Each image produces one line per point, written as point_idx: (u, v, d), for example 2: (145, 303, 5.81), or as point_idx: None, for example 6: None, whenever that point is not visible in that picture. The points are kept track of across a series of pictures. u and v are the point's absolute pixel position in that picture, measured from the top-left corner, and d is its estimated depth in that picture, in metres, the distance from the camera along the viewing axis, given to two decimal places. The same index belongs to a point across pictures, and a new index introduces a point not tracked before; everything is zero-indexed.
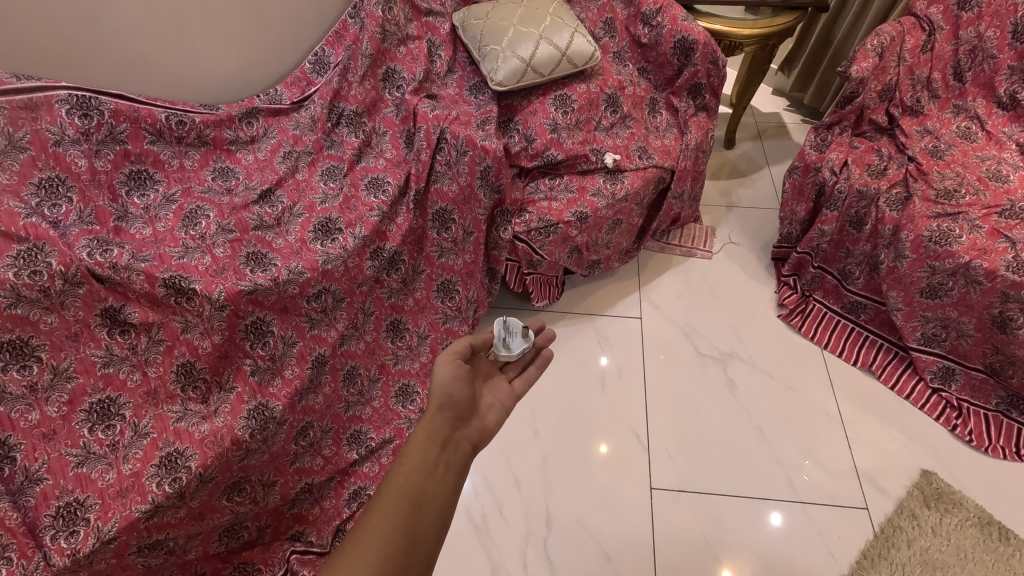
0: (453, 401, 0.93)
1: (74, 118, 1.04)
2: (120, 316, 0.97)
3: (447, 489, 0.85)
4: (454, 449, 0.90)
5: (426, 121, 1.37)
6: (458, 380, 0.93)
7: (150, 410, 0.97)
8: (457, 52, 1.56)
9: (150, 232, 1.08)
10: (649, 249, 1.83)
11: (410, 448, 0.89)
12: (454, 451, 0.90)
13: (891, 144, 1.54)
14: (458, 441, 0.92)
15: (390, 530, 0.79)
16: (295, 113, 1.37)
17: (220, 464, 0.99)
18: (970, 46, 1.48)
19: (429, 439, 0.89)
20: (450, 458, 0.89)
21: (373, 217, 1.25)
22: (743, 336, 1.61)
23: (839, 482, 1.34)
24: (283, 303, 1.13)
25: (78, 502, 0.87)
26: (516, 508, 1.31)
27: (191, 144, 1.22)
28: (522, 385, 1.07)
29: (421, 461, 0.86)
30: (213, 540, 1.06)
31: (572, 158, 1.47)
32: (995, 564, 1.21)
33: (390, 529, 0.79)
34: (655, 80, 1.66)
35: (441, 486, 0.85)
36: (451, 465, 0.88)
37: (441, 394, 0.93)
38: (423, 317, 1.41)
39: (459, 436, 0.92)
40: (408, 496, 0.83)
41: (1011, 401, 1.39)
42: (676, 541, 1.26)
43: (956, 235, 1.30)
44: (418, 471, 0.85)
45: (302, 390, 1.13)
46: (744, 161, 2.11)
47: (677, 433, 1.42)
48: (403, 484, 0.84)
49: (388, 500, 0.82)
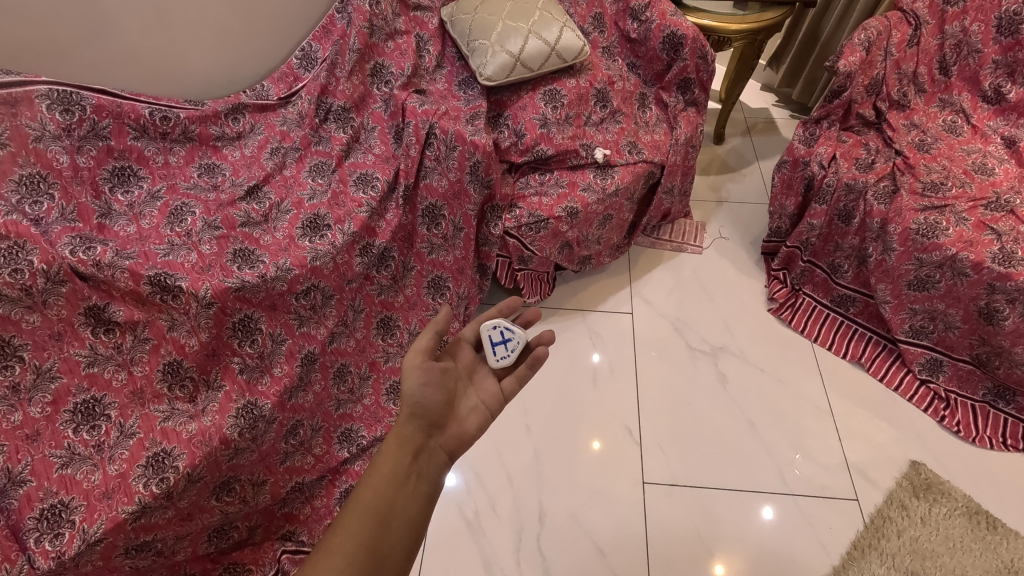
0: (425, 409, 0.86)
1: (55, 114, 1.02)
2: (104, 315, 0.96)
3: (417, 501, 0.80)
4: (428, 459, 0.84)
5: (414, 116, 1.36)
6: (428, 386, 0.86)
7: (136, 410, 0.95)
8: (446, 47, 1.55)
9: (135, 229, 1.06)
10: (639, 244, 1.83)
11: (380, 459, 0.83)
12: (428, 461, 0.84)
13: (878, 138, 1.55)
14: (433, 450, 0.85)
15: (353, 547, 0.74)
16: (282, 108, 1.35)
17: (209, 464, 0.98)
18: (955, 40, 1.50)
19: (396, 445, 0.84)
20: (423, 468, 0.83)
21: (362, 213, 1.24)
22: (734, 330, 1.61)
23: (829, 475, 1.35)
24: (271, 300, 1.11)
25: (62, 504, 0.85)
26: (508, 504, 1.31)
27: (175, 140, 1.20)
28: (515, 387, 0.97)
29: (377, 478, 0.80)
30: (203, 541, 1.04)
31: (562, 153, 1.46)
32: (983, 553, 1.23)
33: (351, 548, 0.74)
34: (645, 75, 1.66)
35: (412, 499, 0.80)
36: (426, 476, 0.83)
37: None
38: (414, 314, 1.40)
39: (434, 444, 0.86)
40: (362, 512, 0.77)
41: (997, 392, 1.40)
42: (669, 536, 1.26)
43: (943, 228, 1.31)
44: (375, 488, 0.79)
45: (291, 388, 1.12)
46: (733, 157, 2.11)
47: (668, 428, 1.42)
48: (354, 513, 0.77)
49: (353, 515, 0.77)
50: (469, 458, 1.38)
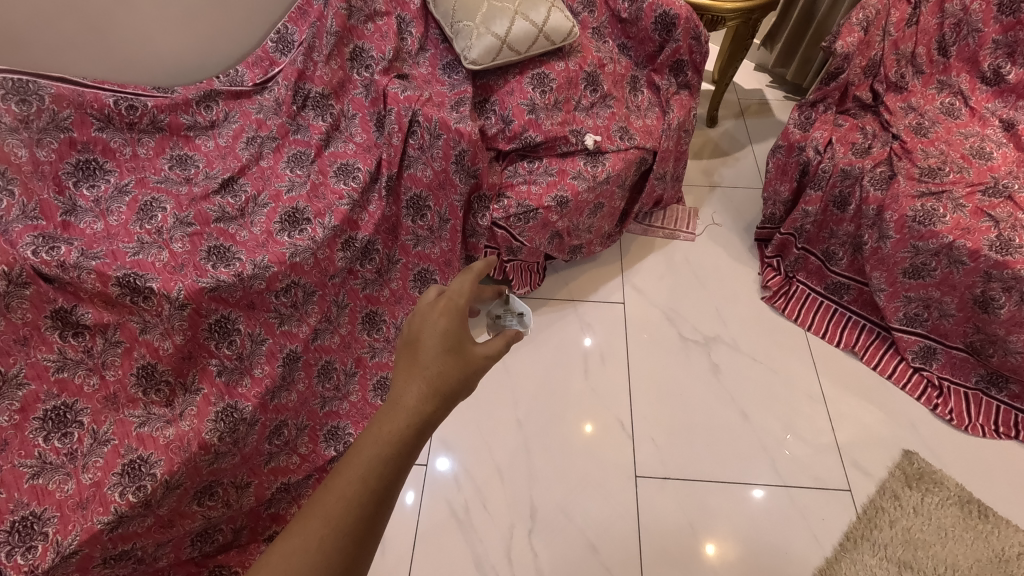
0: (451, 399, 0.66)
1: (10, 104, 0.96)
2: (72, 317, 0.91)
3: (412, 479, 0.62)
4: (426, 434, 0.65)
5: (396, 103, 1.30)
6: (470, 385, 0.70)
7: (110, 416, 0.91)
8: (430, 28, 1.47)
9: (102, 226, 1.01)
10: (631, 232, 1.80)
11: (385, 419, 0.62)
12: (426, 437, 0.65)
13: (875, 121, 1.51)
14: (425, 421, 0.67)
15: (334, 533, 0.56)
16: (258, 95, 1.30)
17: (188, 470, 0.95)
18: (955, 20, 1.45)
19: (406, 427, 0.61)
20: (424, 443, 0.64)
21: (343, 205, 1.20)
22: (727, 318, 1.59)
23: (821, 464, 1.34)
24: (249, 298, 1.07)
25: (34, 515, 0.82)
26: (498, 499, 1.29)
27: (144, 130, 1.14)
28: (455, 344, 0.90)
29: (375, 479, 0.59)
30: (186, 546, 1.00)
31: (551, 139, 1.42)
32: (975, 542, 1.23)
33: (335, 535, 0.56)
34: (636, 57, 1.60)
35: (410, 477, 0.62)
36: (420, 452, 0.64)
37: (411, 342, 0.68)
38: (401, 308, 1.36)
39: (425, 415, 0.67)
40: (343, 527, 0.57)
41: (990, 378, 1.39)
42: (659, 529, 1.25)
43: (940, 215, 1.28)
44: (371, 494, 0.58)
45: (274, 389, 1.09)
46: (726, 140, 2.07)
47: (661, 419, 1.41)
48: (331, 528, 0.56)
49: (336, 495, 0.57)
50: (459, 452, 1.36)
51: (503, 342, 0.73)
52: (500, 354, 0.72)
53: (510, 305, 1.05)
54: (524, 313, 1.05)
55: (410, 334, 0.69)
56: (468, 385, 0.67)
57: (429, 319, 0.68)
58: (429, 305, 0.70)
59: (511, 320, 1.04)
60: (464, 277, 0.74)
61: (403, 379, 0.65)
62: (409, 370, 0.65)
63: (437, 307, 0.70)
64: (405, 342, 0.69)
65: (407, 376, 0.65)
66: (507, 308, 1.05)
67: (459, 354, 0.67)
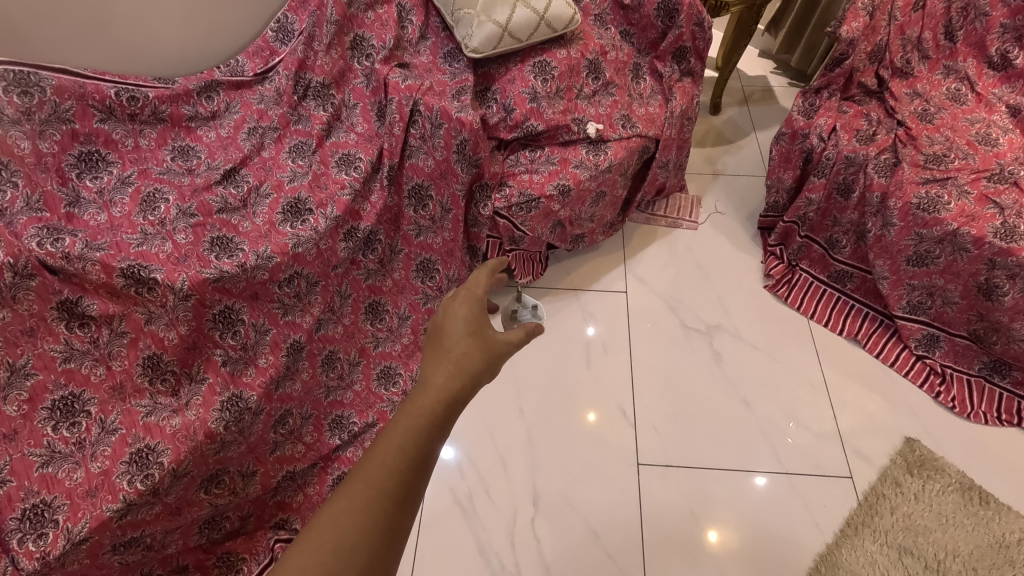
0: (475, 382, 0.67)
1: (12, 96, 0.96)
2: (77, 308, 0.92)
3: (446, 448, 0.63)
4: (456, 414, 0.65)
5: (397, 93, 1.30)
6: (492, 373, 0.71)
7: (117, 406, 0.92)
8: (430, 16, 1.46)
9: (106, 218, 1.02)
10: (634, 221, 1.79)
11: (416, 396, 0.63)
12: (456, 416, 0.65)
13: (880, 108, 1.50)
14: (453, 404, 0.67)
15: (376, 496, 0.57)
16: (259, 85, 1.30)
17: (195, 459, 0.96)
18: (962, 4, 1.43)
19: (437, 401, 0.62)
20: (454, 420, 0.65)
21: (344, 196, 1.20)
22: (729, 307, 1.59)
23: (823, 451, 1.35)
24: (252, 289, 1.08)
25: (45, 503, 0.83)
26: (502, 486, 1.30)
27: (145, 121, 1.14)
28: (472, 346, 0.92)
29: (413, 448, 0.60)
30: (194, 533, 1.03)
31: (552, 128, 1.41)
32: (975, 528, 1.23)
33: (377, 499, 0.57)
34: (639, 44, 1.58)
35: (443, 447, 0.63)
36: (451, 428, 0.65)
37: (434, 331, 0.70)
38: (403, 298, 1.37)
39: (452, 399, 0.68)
40: (384, 491, 0.58)
41: (993, 366, 1.39)
42: (663, 515, 1.26)
43: (945, 201, 1.28)
44: (409, 461, 0.59)
45: (278, 378, 1.09)
46: (730, 127, 2.06)
47: (663, 408, 1.41)
48: (373, 493, 0.57)
49: (377, 461, 0.59)
50: (462, 440, 1.37)
51: (522, 331, 0.75)
52: (521, 342, 0.73)
53: (525, 300, 1.11)
54: (536, 306, 1.11)
55: (434, 325, 0.72)
56: (490, 368, 0.68)
57: (450, 310, 0.71)
58: (452, 297, 0.73)
59: (526, 313, 1.09)
60: (482, 270, 0.77)
61: (430, 362, 0.66)
62: (435, 355, 0.67)
63: (456, 299, 0.72)
64: (430, 332, 0.71)
65: (434, 360, 0.67)
66: (521, 304, 1.11)
67: (482, 338, 0.69)
